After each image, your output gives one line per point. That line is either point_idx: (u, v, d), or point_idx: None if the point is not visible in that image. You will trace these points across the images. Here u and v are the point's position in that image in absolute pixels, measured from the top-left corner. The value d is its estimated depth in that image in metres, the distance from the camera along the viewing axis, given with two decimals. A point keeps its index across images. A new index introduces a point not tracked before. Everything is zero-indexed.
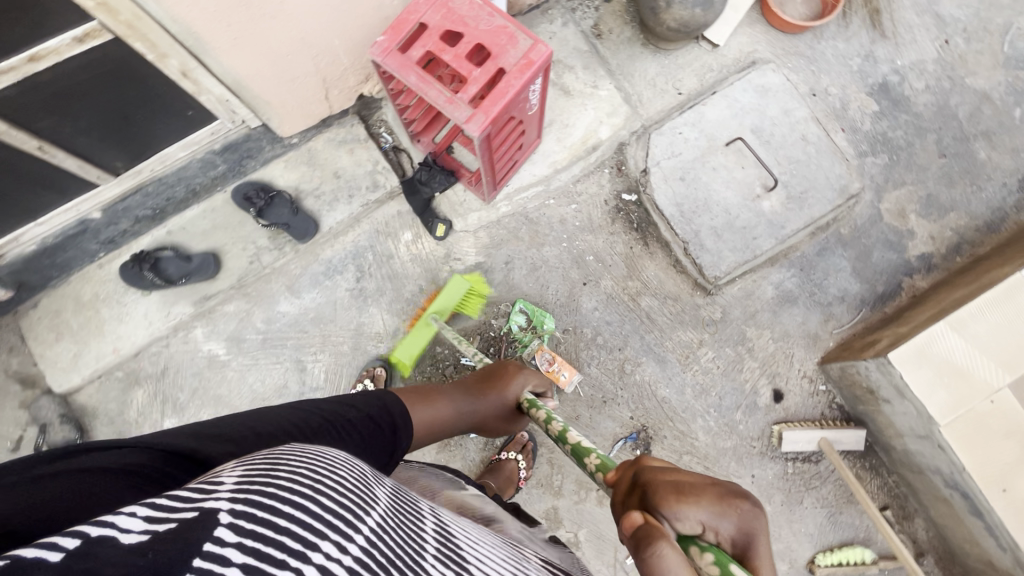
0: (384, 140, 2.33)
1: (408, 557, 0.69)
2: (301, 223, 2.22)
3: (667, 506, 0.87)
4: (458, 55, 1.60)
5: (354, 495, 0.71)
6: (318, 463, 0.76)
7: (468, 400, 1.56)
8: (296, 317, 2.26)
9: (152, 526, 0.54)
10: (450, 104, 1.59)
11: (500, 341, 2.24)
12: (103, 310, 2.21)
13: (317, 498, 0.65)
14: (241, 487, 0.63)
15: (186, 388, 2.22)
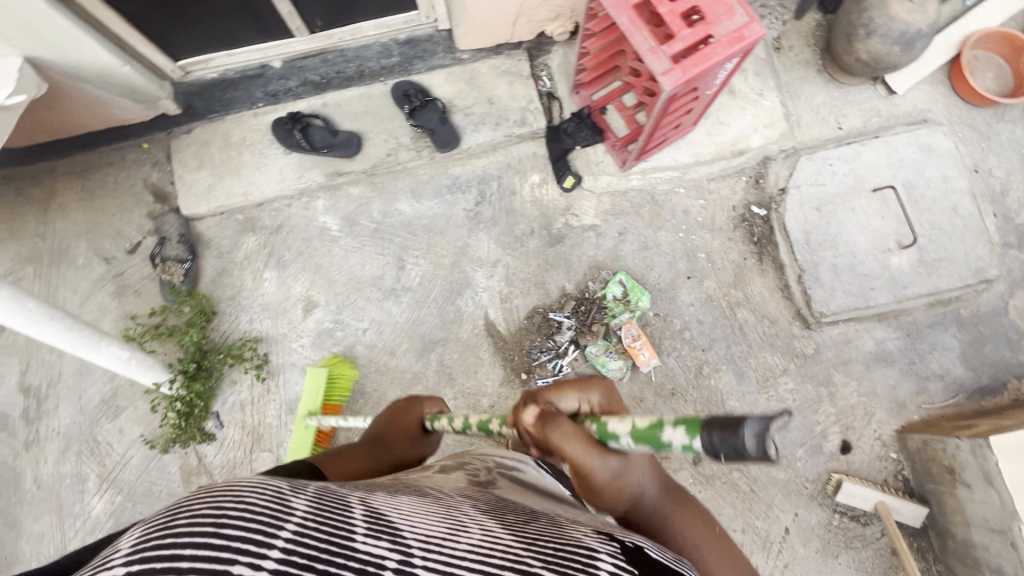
0: (542, 83, 2.39)
1: (340, 545, 0.57)
2: (445, 134, 2.30)
3: (547, 397, 1.05)
4: (674, 11, 1.64)
5: (269, 500, 0.58)
6: (222, 484, 0.62)
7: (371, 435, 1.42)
8: (410, 219, 2.34)
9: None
10: (652, 54, 1.62)
11: (591, 304, 2.25)
12: (245, 154, 2.34)
13: (222, 520, 0.53)
14: (138, 545, 0.52)
15: (292, 249, 2.32)
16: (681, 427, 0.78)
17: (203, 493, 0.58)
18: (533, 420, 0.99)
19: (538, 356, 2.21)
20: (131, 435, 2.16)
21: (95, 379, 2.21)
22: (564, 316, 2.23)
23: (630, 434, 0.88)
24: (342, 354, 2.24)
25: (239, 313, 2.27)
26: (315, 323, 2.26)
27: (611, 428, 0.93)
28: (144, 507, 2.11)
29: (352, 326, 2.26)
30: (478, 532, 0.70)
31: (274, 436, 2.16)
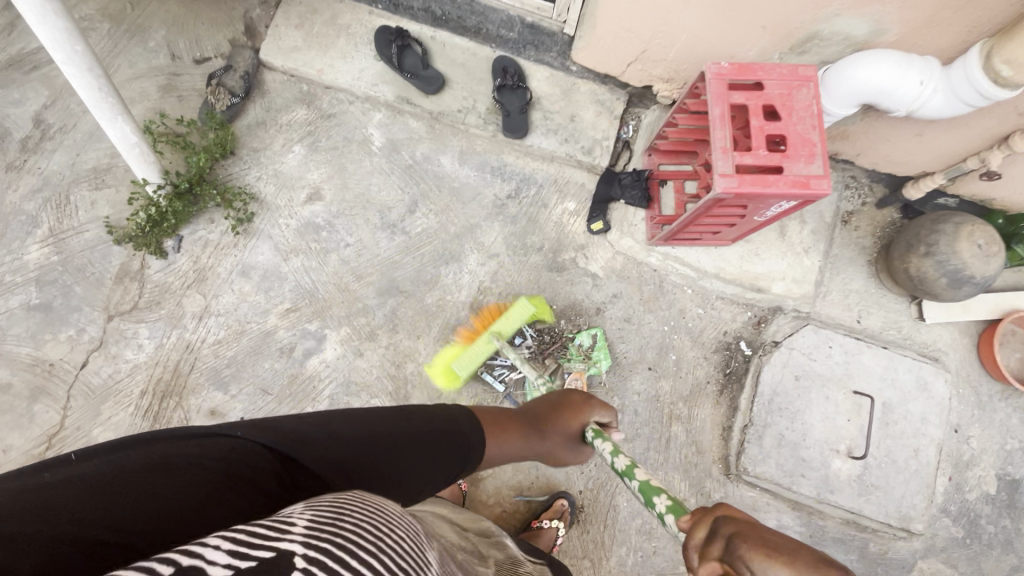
0: (625, 129, 2.44)
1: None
2: (517, 121, 2.33)
3: (747, 554, 0.79)
4: (761, 129, 1.66)
5: (409, 559, 0.65)
6: (375, 514, 0.70)
7: (542, 412, 1.39)
8: (444, 174, 2.38)
9: (236, 567, 0.50)
10: (720, 153, 1.66)
11: (559, 346, 2.24)
12: (340, 39, 2.40)
13: (381, 558, 0.60)
14: (315, 530, 0.58)
15: (330, 140, 2.37)
16: None
17: (364, 512, 0.67)
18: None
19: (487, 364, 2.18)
20: (99, 212, 2.21)
21: (99, 147, 2.26)
22: (528, 335, 2.24)
23: None
24: (316, 252, 2.26)
25: (253, 167, 2.31)
26: (310, 213, 2.30)
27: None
28: (70, 279, 2.15)
29: (339, 235, 2.29)
30: None
31: (215, 286, 2.20)
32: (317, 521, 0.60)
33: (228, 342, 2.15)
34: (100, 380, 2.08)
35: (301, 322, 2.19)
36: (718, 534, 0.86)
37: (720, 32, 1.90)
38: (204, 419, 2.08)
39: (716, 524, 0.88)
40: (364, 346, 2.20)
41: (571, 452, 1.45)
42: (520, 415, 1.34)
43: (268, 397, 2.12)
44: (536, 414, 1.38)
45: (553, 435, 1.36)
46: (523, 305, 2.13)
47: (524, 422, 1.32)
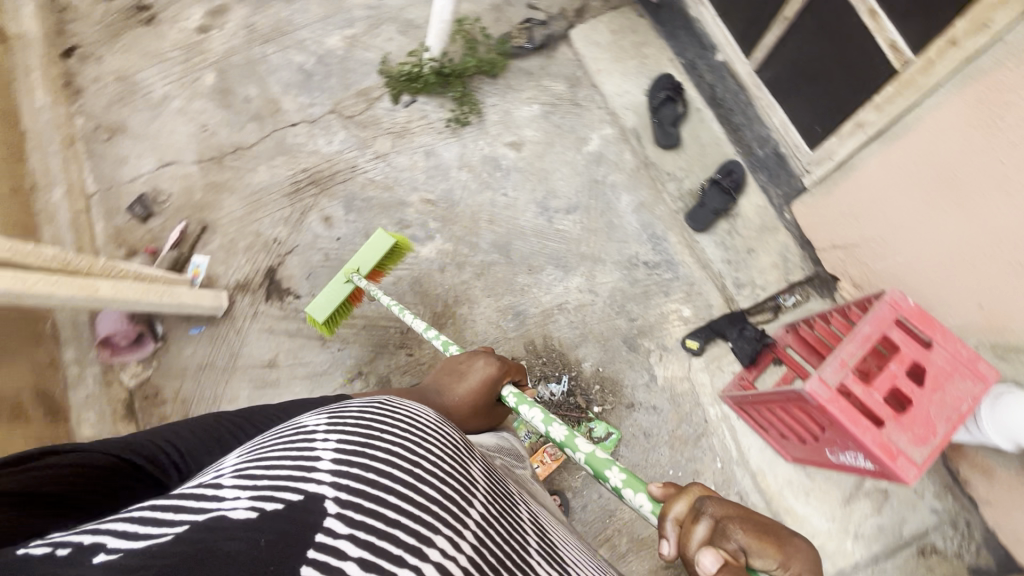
0: (782, 296, 2.33)
1: (515, 552, 0.81)
2: (702, 216, 2.41)
3: (744, 534, 0.91)
4: (894, 377, 1.53)
5: (449, 483, 0.84)
6: (407, 432, 0.90)
7: (442, 383, 1.55)
8: (614, 206, 2.53)
9: (259, 510, 0.64)
10: (837, 363, 1.56)
11: (575, 416, 2.24)
12: (632, 63, 2.69)
13: (418, 489, 0.77)
14: (338, 469, 0.73)
15: (561, 119, 2.66)
16: None
17: (385, 437, 0.85)
18: (716, 568, 0.87)
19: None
20: (388, 47, 2.75)
21: (425, 11, 2.81)
22: (558, 388, 2.27)
23: None
24: (481, 181, 2.57)
25: (496, 95, 2.69)
26: (502, 154, 2.61)
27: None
28: (334, 71, 2.72)
29: (505, 183, 2.57)
30: None
31: (403, 145, 2.60)
32: (342, 449, 0.78)
33: (376, 185, 2.54)
34: (291, 141, 2.60)
35: (429, 214, 2.51)
36: (707, 513, 0.96)
37: (930, 282, 1.86)
38: (318, 218, 2.48)
39: (707, 506, 0.96)
40: (449, 266, 2.44)
41: (484, 415, 1.57)
42: (424, 394, 1.52)
43: (364, 241, 2.46)
44: (439, 385, 1.54)
45: (453, 398, 1.50)
46: (377, 238, 2.10)
47: (423, 398, 1.48)
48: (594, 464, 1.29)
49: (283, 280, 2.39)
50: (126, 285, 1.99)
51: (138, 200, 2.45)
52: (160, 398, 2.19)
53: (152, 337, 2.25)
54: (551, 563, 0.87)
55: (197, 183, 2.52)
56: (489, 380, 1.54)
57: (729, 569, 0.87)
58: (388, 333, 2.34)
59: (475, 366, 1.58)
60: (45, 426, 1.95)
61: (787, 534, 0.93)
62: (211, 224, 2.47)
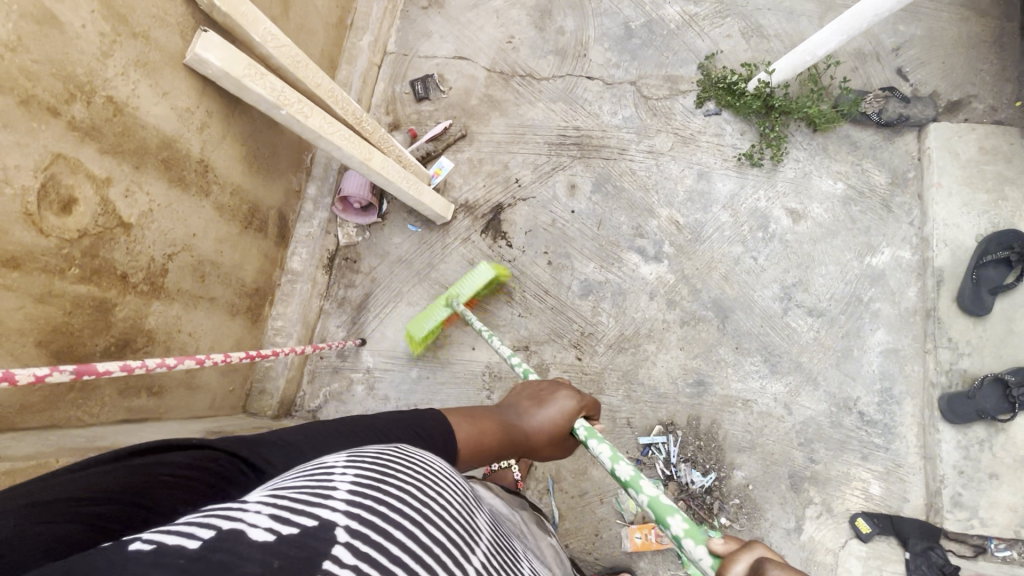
0: (996, 542, 1.97)
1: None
2: (964, 408, 2.00)
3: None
4: None
5: (455, 527, 0.76)
6: (412, 465, 0.83)
7: (521, 409, 1.28)
8: (862, 337, 2.18)
9: (276, 533, 0.59)
10: None
11: (700, 514, 2.07)
12: (983, 195, 2.20)
13: (425, 527, 0.70)
14: (354, 496, 0.68)
15: (859, 213, 2.28)
16: None
17: (400, 469, 0.79)
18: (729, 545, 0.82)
19: (667, 437, 2.14)
20: (722, 44, 2.45)
21: (782, 25, 2.45)
22: (697, 478, 2.10)
23: None
24: (739, 231, 2.30)
25: (806, 151, 2.34)
26: (775, 216, 2.31)
27: None
28: (655, 43, 2.49)
29: (762, 247, 2.29)
30: None
31: (682, 154, 2.38)
32: (358, 483, 0.71)
33: (634, 179, 2.37)
34: (579, 93, 2.46)
35: (668, 236, 2.32)
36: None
37: None
38: (565, 181, 2.38)
39: (755, 552, 0.78)
40: (660, 299, 2.26)
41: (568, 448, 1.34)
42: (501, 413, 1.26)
43: (594, 227, 2.34)
44: (519, 407, 1.29)
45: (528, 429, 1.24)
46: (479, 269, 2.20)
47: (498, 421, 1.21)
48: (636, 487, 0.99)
49: (505, 223, 2.36)
50: (391, 164, 2.02)
51: (422, 81, 2.47)
52: (357, 267, 2.34)
53: (377, 211, 2.33)
54: None
55: (476, 88, 2.48)
56: (571, 419, 1.25)
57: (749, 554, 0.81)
58: (569, 327, 2.26)
59: (557, 399, 1.29)
60: (273, 245, 2.11)
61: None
62: (470, 134, 2.44)
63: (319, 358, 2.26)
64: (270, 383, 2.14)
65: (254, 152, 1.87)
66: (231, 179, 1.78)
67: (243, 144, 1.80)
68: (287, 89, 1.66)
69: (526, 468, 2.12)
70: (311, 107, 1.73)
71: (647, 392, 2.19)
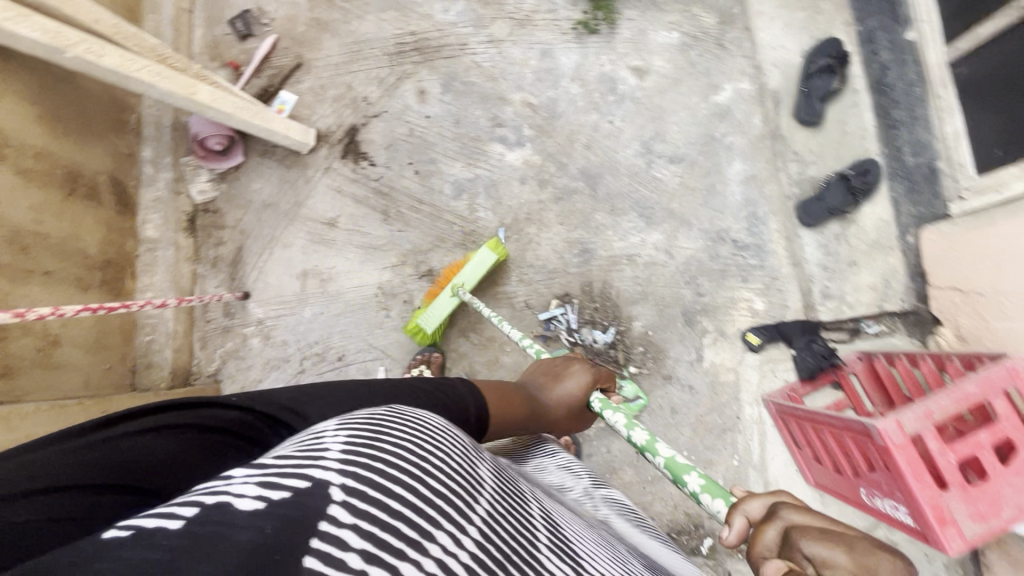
0: (867, 321, 2.13)
1: (496, 546, 0.75)
2: (815, 210, 2.17)
3: (807, 537, 0.75)
4: (977, 458, 1.37)
5: (456, 479, 0.80)
6: (419, 428, 0.85)
7: (545, 386, 1.47)
8: (722, 172, 2.30)
9: (264, 499, 0.62)
10: (930, 441, 1.38)
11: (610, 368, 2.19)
12: (801, 14, 2.31)
13: (424, 481, 0.74)
14: (346, 457, 0.71)
15: (697, 58, 2.36)
16: None
17: (395, 425, 0.82)
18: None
19: (565, 307, 2.22)
20: None
21: None
22: (600, 337, 2.19)
23: None
24: (592, 100, 2.34)
25: (637, 9, 2.38)
26: (622, 77, 2.36)
27: None
28: None
29: (615, 110, 2.34)
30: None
31: (521, 37, 2.37)
32: (351, 442, 0.75)
33: (480, 72, 2.35)
34: None
35: (526, 119, 2.33)
36: (780, 523, 0.81)
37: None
38: (413, 89, 2.34)
39: (779, 511, 0.82)
40: (531, 182, 2.29)
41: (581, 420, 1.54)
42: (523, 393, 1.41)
43: (452, 127, 2.32)
44: (538, 385, 1.49)
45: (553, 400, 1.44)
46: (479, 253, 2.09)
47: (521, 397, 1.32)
48: (673, 468, 1.06)
49: (363, 143, 2.30)
50: (223, 96, 1.94)
51: (241, 17, 2.32)
52: (222, 222, 2.23)
53: (241, 148, 2.23)
54: (564, 558, 0.84)
55: (301, 14, 2.37)
56: (589, 388, 1.46)
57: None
58: (450, 229, 2.26)
59: (573, 371, 1.50)
60: (115, 214, 1.99)
61: (874, 547, 0.71)
62: (305, 63, 2.34)
63: (206, 321, 2.17)
64: (155, 355, 2.05)
65: (55, 112, 1.74)
66: (29, 141, 1.65)
67: (35, 104, 1.67)
68: (65, 29, 1.54)
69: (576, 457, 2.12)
70: (102, 44, 1.62)
71: (538, 273, 2.24)
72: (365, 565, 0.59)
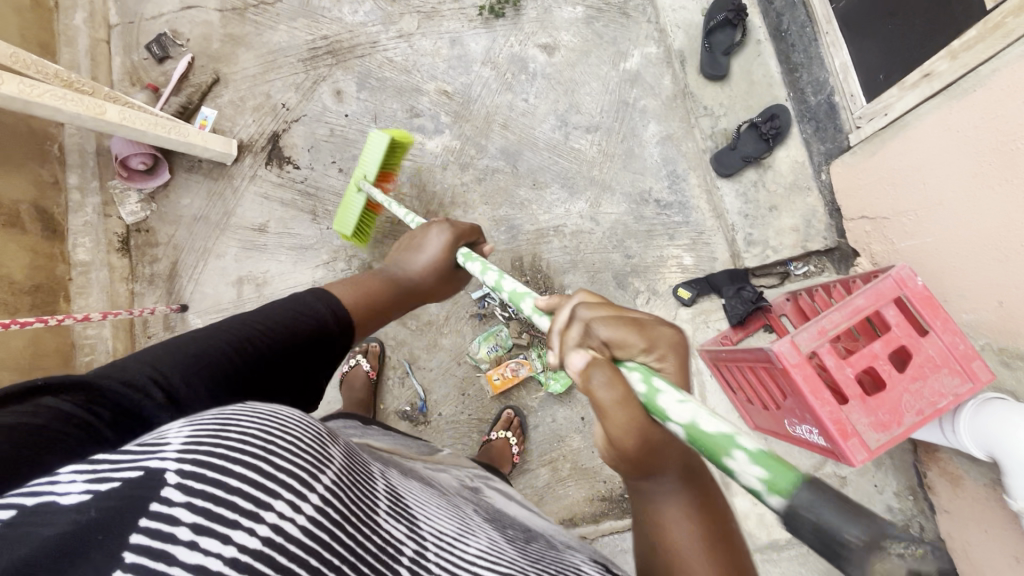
0: (794, 264, 2.18)
1: (364, 514, 0.64)
2: (730, 160, 2.19)
3: (599, 322, 0.87)
4: (883, 370, 1.38)
5: (306, 455, 0.63)
6: (272, 420, 0.68)
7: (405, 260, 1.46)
8: (639, 135, 2.33)
9: (92, 493, 0.50)
10: (829, 356, 1.40)
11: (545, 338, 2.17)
12: None
13: (268, 459, 0.58)
14: (185, 447, 0.57)
15: (603, 28, 2.41)
16: (759, 466, 0.63)
17: (245, 417, 0.66)
18: (582, 364, 0.81)
19: None
20: None
21: None
22: None
23: (686, 429, 0.72)
24: (504, 81, 2.39)
25: None
26: (532, 55, 2.41)
27: (663, 398, 0.75)
28: None
29: (528, 88, 2.39)
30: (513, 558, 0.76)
31: (430, 29, 2.43)
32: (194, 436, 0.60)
33: (393, 66, 2.41)
34: (315, 3, 2.44)
35: (442, 107, 2.38)
36: (576, 321, 0.89)
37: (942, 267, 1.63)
38: (330, 90, 2.39)
39: (573, 309, 0.92)
40: (453, 166, 2.34)
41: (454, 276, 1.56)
42: (381, 274, 1.40)
43: (371, 122, 2.37)
44: (401, 259, 1.47)
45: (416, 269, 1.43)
46: (372, 139, 1.90)
47: (384, 276, 1.38)
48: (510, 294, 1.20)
49: (286, 148, 2.35)
50: (135, 112, 1.98)
51: (155, 41, 2.37)
52: (154, 240, 2.28)
53: (166, 166, 2.28)
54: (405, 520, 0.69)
55: (214, 31, 2.43)
56: (451, 245, 1.48)
57: (592, 363, 0.79)
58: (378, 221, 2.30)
59: (433, 235, 1.50)
60: (42, 240, 2.06)
61: (653, 323, 0.86)
62: (223, 77, 2.40)
63: (147, 337, 2.22)
64: None
65: None
66: None
67: None
68: None
69: (523, 433, 2.13)
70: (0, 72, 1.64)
71: None
72: (194, 543, 0.48)
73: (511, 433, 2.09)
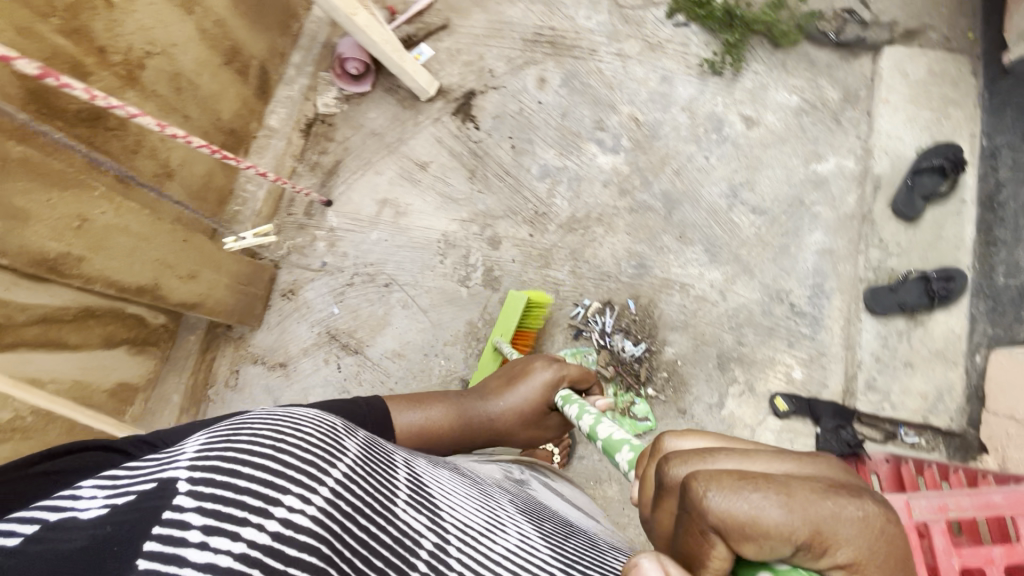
0: (907, 428, 2.07)
1: (380, 504, 0.69)
2: (885, 300, 2.11)
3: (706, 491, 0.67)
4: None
5: (318, 445, 0.70)
6: (285, 420, 0.74)
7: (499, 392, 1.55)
8: (801, 236, 2.28)
9: (109, 507, 0.58)
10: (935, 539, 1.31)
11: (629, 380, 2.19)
12: (929, 114, 2.29)
13: (281, 456, 0.64)
14: (200, 455, 0.63)
15: (811, 125, 2.38)
16: None
17: (242, 425, 0.72)
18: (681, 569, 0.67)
19: (605, 310, 2.26)
20: None
21: None
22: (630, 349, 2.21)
23: None
24: (695, 133, 2.42)
25: (765, 65, 2.44)
26: (730, 121, 2.42)
27: None
28: None
29: (714, 148, 2.40)
30: (512, 538, 0.83)
31: (649, 59, 2.50)
32: (204, 447, 0.66)
33: (600, 78, 2.50)
34: None
35: (628, 130, 2.44)
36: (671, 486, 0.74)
37: None
38: (536, 74, 2.51)
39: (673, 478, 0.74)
40: (614, 187, 2.39)
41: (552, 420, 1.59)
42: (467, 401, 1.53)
43: (558, 118, 2.47)
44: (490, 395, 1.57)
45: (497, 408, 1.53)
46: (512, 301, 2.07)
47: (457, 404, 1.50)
48: (608, 441, 1.15)
49: (475, 107, 2.49)
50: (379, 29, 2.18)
51: None
52: (332, 135, 2.47)
53: (371, 79, 2.47)
54: (422, 510, 0.74)
55: None
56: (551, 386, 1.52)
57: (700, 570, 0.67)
58: (525, 205, 2.38)
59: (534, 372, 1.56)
60: (252, 94, 2.28)
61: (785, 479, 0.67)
62: (451, 26, 2.58)
63: (288, 213, 2.40)
64: (237, 225, 2.28)
65: None
66: (215, 10, 1.93)
67: None
68: None
69: (567, 456, 2.12)
70: None
71: (591, 269, 2.31)
72: (205, 544, 0.52)
73: (557, 449, 2.07)
